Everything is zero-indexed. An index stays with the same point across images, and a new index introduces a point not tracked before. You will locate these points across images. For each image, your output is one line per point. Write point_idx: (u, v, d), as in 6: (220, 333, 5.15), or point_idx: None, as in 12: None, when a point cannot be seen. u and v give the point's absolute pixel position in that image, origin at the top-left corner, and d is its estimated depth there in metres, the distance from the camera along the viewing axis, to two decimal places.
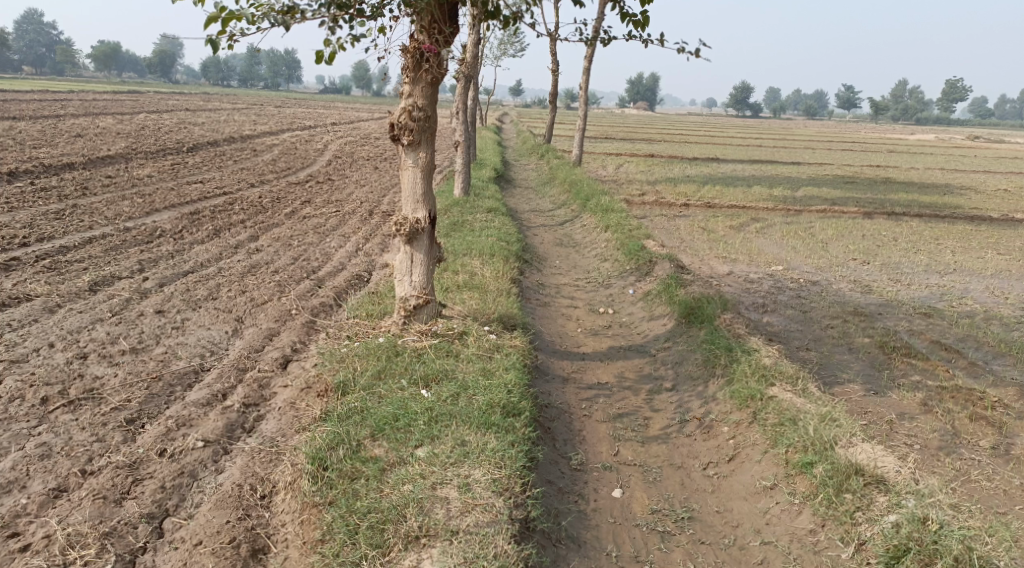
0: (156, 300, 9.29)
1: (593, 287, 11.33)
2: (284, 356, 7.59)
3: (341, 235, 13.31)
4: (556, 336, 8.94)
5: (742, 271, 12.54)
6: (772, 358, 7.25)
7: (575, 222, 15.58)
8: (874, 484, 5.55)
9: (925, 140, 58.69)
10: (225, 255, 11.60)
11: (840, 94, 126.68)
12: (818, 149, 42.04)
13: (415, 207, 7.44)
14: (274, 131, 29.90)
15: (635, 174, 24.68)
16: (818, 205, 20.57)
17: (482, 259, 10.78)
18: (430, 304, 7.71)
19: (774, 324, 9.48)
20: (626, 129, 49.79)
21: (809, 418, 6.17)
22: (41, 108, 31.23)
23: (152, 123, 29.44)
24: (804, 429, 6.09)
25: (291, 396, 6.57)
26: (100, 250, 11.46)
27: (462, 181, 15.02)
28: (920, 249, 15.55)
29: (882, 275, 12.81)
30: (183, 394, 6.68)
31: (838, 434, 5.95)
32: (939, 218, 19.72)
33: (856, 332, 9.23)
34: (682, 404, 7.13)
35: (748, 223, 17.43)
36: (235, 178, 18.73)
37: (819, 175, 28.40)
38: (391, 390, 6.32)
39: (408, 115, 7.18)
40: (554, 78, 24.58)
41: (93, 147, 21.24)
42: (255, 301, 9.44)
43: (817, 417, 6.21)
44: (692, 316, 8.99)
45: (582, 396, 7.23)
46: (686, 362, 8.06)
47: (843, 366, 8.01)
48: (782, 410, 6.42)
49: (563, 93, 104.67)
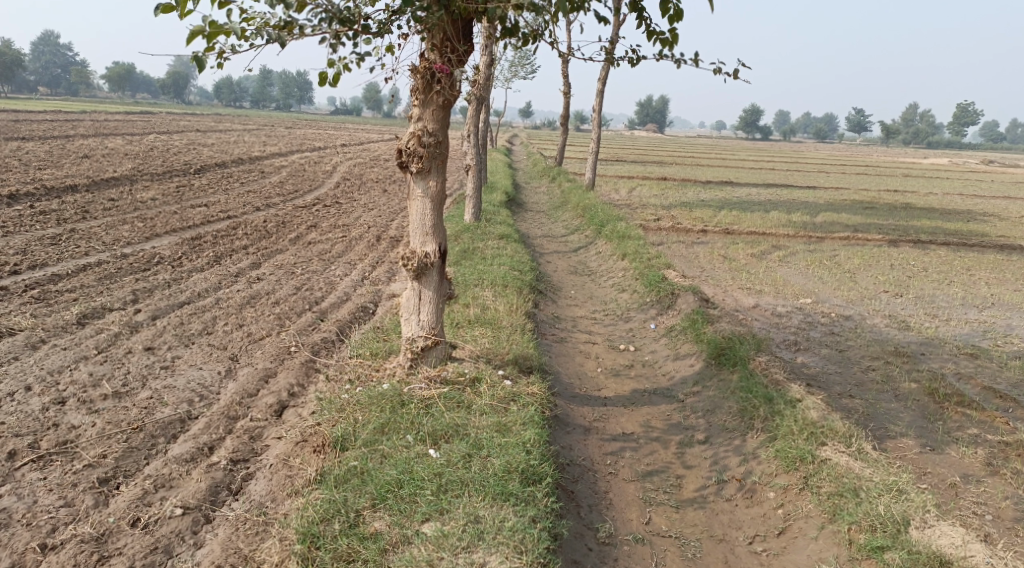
0: (147, 335, 8.66)
1: (611, 321, 10.66)
2: (280, 402, 6.94)
3: (346, 263, 12.69)
4: (575, 377, 8.26)
5: (769, 303, 11.87)
6: (820, 411, 6.57)
7: (590, 249, 14.94)
8: None
9: (945, 165, 57.85)
10: (225, 285, 10.98)
11: (852, 118, 126.27)
12: (832, 172, 41.34)
13: (424, 240, 6.81)
14: (283, 152, 29.43)
15: (649, 198, 24.09)
16: (840, 232, 19.89)
17: (494, 290, 10.12)
18: (440, 346, 7.05)
19: (811, 365, 8.82)
20: (636, 151, 49.23)
21: (874, 491, 5.52)
22: (50, 128, 30.89)
23: (160, 143, 29.05)
24: (867, 504, 5.45)
25: (285, 451, 5.91)
26: (94, 279, 10.87)
27: (473, 205, 14.40)
28: (952, 279, 14.85)
29: (917, 310, 12.14)
30: (167, 447, 6.03)
31: (911, 511, 5.31)
32: (967, 246, 19.01)
33: (901, 377, 8.56)
34: (718, 460, 6.44)
35: (769, 250, 16.75)
36: (240, 200, 18.20)
37: (837, 200, 27.75)
38: (396, 448, 5.66)
39: (416, 140, 6.59)
40: (566, 100, 24.04)
41: (97, 168, 20.80)
42: (253, 337, 8.80)
43: (882, 488, 5.55)
44: (722, 357, 8.29)
45: (606, 450, 6.54)
46: (718, 411, 7.39)
47: (892, 419, 7.33)
48: (838, 477, 5.76)
49: (574, 114, 104.26)
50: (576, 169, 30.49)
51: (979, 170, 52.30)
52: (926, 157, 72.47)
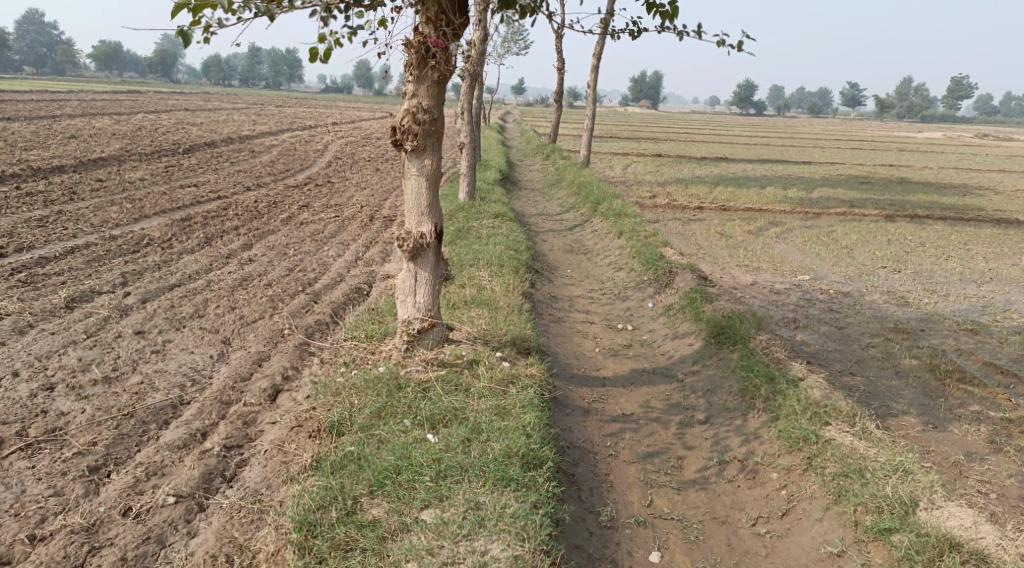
0: (138, 319, 8.51)
1: (608, 300, 10.54)
2: (274, 386, 6.81)
3: (340, 243, 12.53)
4: (573, 357, 8.15)
5: (767, 280, 11.78)
6: (822, 390, 6.49)
7: (586, 227, 14.79)
8: (974, 562, 4.83)
9: (936, 139, 57.73)
10: (217, 267, 10.81)
11: (845, 93, 125.81)
12: (826, 147, 41.15)
13: (419, 220, 6.66)
14: (273, 131, 29.09)
15: (644, 175, 23.91)
16: (837, 207, 19.77)
17: (490, 270, 9.99)
18: (437, 328, 6.93)
19: (811, 343, 8.74)
20: (629, 128, 48.90)
21: (881, 472, 5.45)
22: (37, 108, 30.44)
23: (149, 123, 28.67)
24: (873, 485, 5.39)
25: (280, 437, 5.79)
26: (83, 261, 10.69)
27: (467, 184, 14.22)
28: (950, 255, 14.77)
29: (915, 286, 12.05)
30: (159, 434, 5.91)
31: (918, 492, 5.25)
32: (964, 221, 18.93)
33: (902, 354, 8.50)
34: (719, 441, 6.36)
35: (766, 227, 16.63)
36: (231, 180, 17.96)
37: (833, 175, 27.61)
38: (392, 432, 5.55)
39: (411, 118, 6.41)
40: (560, 76, 23.77)
41: (85, 149, 20.51)
42: (245, 320, 8.66)
43: (888, 469, 5.48)
44: (722, 336, 8.20)
45: (606, 432, 6.45)
46: (718, 391, 7.30)
47: (894, 397, 7.27)
48: (843, 457, 5.70)
49: (566, 90, 103.54)
50: (569, 146, 30.23)
51: (972, 144, 52.22)
52: (919, 131, 72.26)
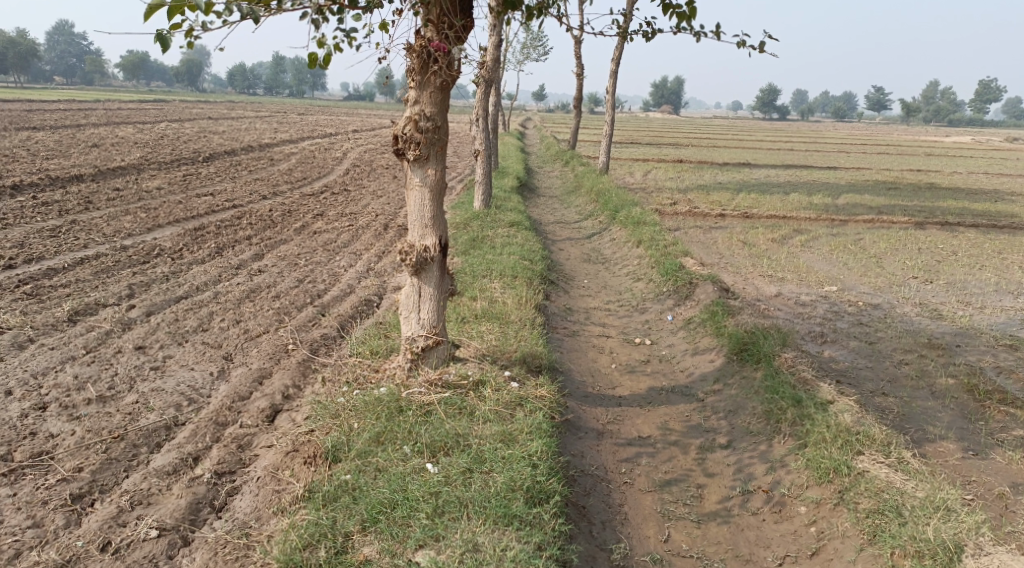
0: (140, 333, 8.25)
1: (626, 312, 10.15)
2: (273, 406, 6.51)
3: (352, 253, 12.25)
4: (587, 374, 7.79)
5: (792, 292, 11.34)
6: (853, 414, 6.08)
7: (604, 235, 14.41)
8: None
9: (962, 143, 56.80)
10: (225, 278, 10.56)
11: (870, 97, 124.34)
12: (852, 152, 40.40)
13: (423, 233, 6.35)
14: (293, 139, 29.00)
15: (665, 181, 23.48)
16: (864, 214, 19.23)
17: (502, 282, 9.64)
18: (442, 346, 6.60)
19: (839, 359, 8.31)
20: (648, 134, 48.51)
21: (921, 512, 5.04)
22: (61, 118, 30.61)
23: (171, 132, 28.69)
24: (912, 525, 4.98)
25: (274, 462, 5.48)
26: (90, 272, 10.48)
27: (483, 192, 13.89)
28: (984, 264, 14.21)
29: (948, 297, 11.56)
30: (149, 457, 5.63)
31: (964, 535, 4.85)
32: (996, 229, 18.32)
33: (937, 372, 8.07)
34: (742, 468, 5.97)
35: (790, 235, 16.15)
36: (247, 189, 17.79)
37: (859, 181, 27.00)
38: (390, 460, 5.24)
39: (413, 126, 6.10)
40: (579, 81, 23.44)
41: (105, 157, 20.46)
42: (249, 334, 8.37)
43: (928, 508, 5.08)
44: (745, 352, 7.79)
45: (621, 458, 6.09)
46: (741, 412, 6.91)
47: (929, 421, 6.85)
48: (878, 492, 5.30)
49: (588, 96, 103.05)
50: (589, 152, 29.85)
51: (1002, 148, 51.11)
52: (946, 136, 71.06)
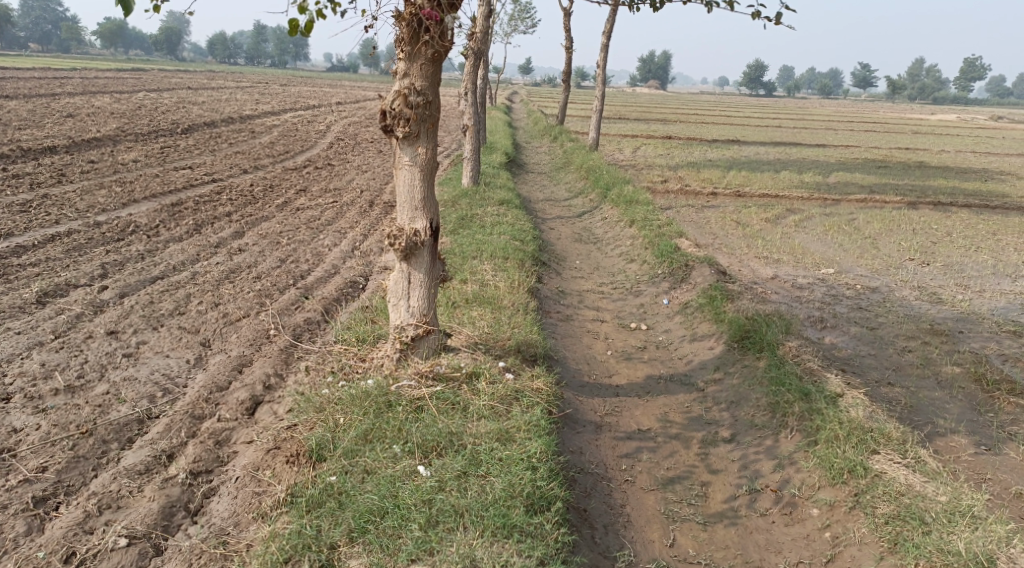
0: (112, 317, 7.84)
1: (620, 295, 9.82)
2: (253, 398, 6.15)
3: (336, 231, 11.83)
4: (582, 362, 7.47)
5: (788, 274, 11.07)
6: (864, 409, 5.84)
7: (595, 214, 14.06)
8: None
9: (948, 122, 56.76)
10: (204, 257, 10.12)
11: (856, 74, 124.10)
12: (840, 130, 40.13)
13: (413, 215, 5.98)
14: (276, 111, 28.28)
15: (655, 158, 23.10)
16: (856, 193, 18.98)
17: (493, 263, 9.27)
18: (433, 335, 6.27)
19: (841, 346, 8.05)
20: (635, 109, 48.01)
21: (946, 521, 4.84)
22: (36, 86, 29.70)
23: (150, 102, 27.90)
24: (938, 535, 4.77)
25: (254, 461, 5.19)
26: (61, 251, 10.01)
27: (471, 168, 13.48)
28: (979, 245, 13.99)
29: (947, 280, 11.32)
30: (119, 455, 5.32)
31: (992, 546, 4.64)
32: (989, 209, 18.13)
33: (942, 360, 7.83)
34: (748, 465, 5.71)
35: (784, 214, 15.87)
36: (227, 163, 17.24)
37: (849, 159, 26.74)
38: (379, 461, 4.97)
39: (403, 100, 5.70)
40: (568, 55, 22.94)
41: (80, 128, 19.77)
42: (228, 318, 7.98)
43: (952, 517, 4.88)
44: (746, 340, 7.50)
45: (620, 453, 5.82)
46: (744, 403, 6.63)
47: (938, 413, 6.61)
48: (897, 497, 5.08)
49: (575, 70, 101.99)
50: (577, 127, 29.39)
51: (989, 127, 51.04)
52: (931, 114, 71.06)
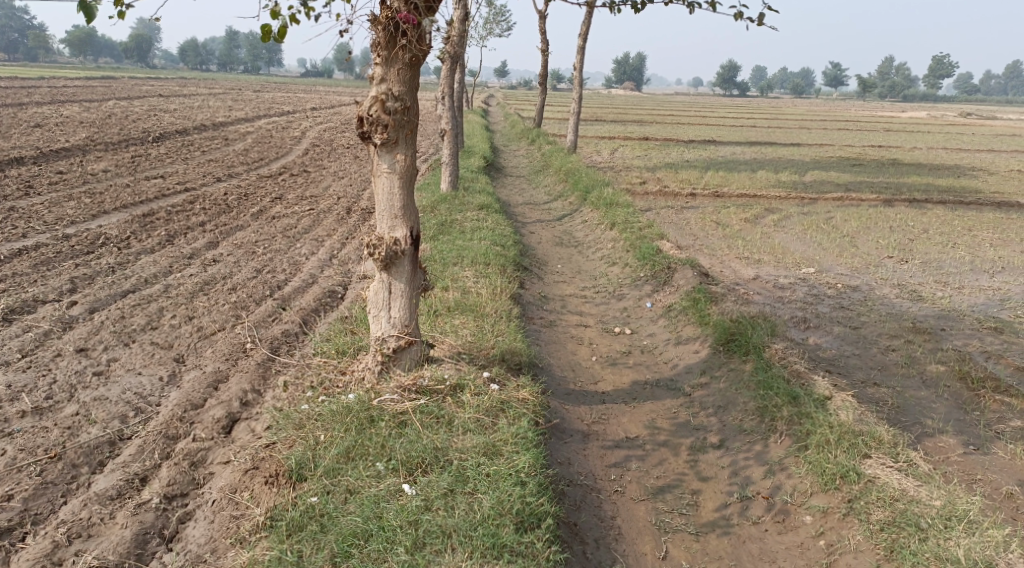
0: (82, 333, 7.62)
1: (603, 298, 9.72)
2: (230, 416, 6.00)
3: (314, 239, 11.64)
4: (567, 369, 7.36)
5: (770, 274, 11.03)
6: (854, 411, 5.81)
7: (575, 217, 13.97)
8: None
9: (918, 119, 57.43)
10: (177, 269, 9.90)
11: (827, 73, 125.37)
12: (814, 129, 40.45)
13: (392, 224, 5.84)
14: (250, 118, 27.96)
15: (632, 159, 23.10)
16: (833, 192, 19.05)
17: (474, 270, 9.15)
18: (415, 346, 6.13)
19: (826, 346, 8.01)
20: (611, 111, 48.12)
21: (943, 527, 4.80)
22: (4, 96, 29.17)
23: (121, 110, 27.49)
24: (935, 542, 4.73)
25: (231, 483, 5.13)
26: (30, 265, 9.76)
27: (449, 173, 13.34)
28: (956, 242, 14.07)
29: (926, 277, 11.34)
30: (89, 479, 5.26)
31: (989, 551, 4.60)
32: (964, 205, 18.26)
33: (927, 359, 7.80)
34: (738, 471, 5.67)
35: (763, 214, 15.88)
36: (201, 171, 16.98)
37: (824, 157, 26.90)
38: (362, 480, 4.89)
39: (380, 106, 5.57)
40: (544, 58, 22.87)
41: (49, 138, 19.39)
42: (203, 332, 7.78)
43: (948, 521, 4.84)
44: (732, 342, 7.43)
45: (609, 463, 5.75)
46: (731, 407, 6.55)
47: (925, 414, 6.58)
48: (892, 502, 5.04)
49: (550, 72, 102.17)
50: (554, 130, 29.36)
51: (959, 124, 51.66)
52: (902, 111, 71.94)
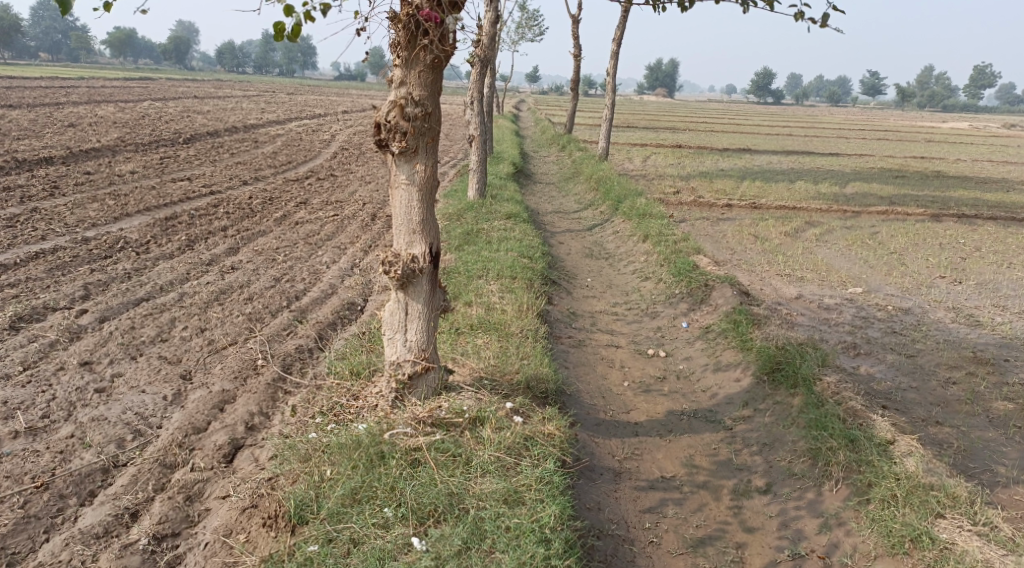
0: (88, 345, 7.19)
1: (635, 316, 9.15)
2: (233, 442, 5.53)
3: (336, 246, 11.21)
4: (597, 395, 6.80)
5: (814, 293, 10.39)
6: (922, 460, 5.49)
7: (606, 227, 13.42)
8: None
9: (959, 129, 55.91)
10: (194, 276, 9.49)
11: (865, 81, 123.11)
12: (853, 138, 39.38)
13: (410, 240, 5.36)
14: (281, 120, 27.73)
15: (665, 167, 22.45)
16: (876, 205, 18.25)
17: (500, 284, 8.63)
18: (432, 372, 5.64)
19: (880, 377, 7.39)
20: (642, 117, 47.34)
21: None
22: (41, 95, 29.28)
23: (154, 111, 27.43)
24: None
25: (226, 523, 4.79)
26: (43, 269, 9.40)
27: (477, 181, 12.85)
28: (1011, 262, 13.27)
29: (982, 300, 10.61)
30: (76, 512, 4.87)
31: None
32: (1015, 222, 17.37)
33: (992, 395, 7.14)
34: (788, 523, 5.32)
35: (803, 227, 15.18)
36: (228, 174, 16.66)
37: (865, 168, 25.99)
38: (367, 529, 4.56)
39: (399, 111, 5.08)
40: (577, 62, 22.33)
41: (80, 138, 19.24)
42: (214, 346, 7.32)
43: None
44: (777, 372, 6.83)
45: (643, 507, 5.35)
46: (778, 447, 5.98)
47: (996, 459, 6.04)
48: None
49: (582, 77, 101.42)
50: (585, 136, 28.78)
51: (1004, 135, 50.08)
52: (942, 121, 70.29)
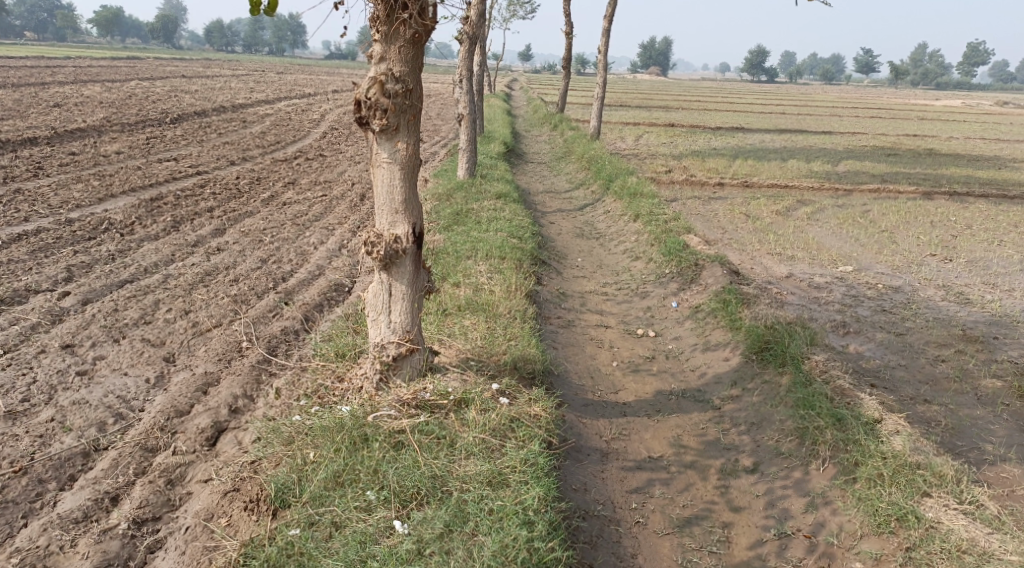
0: (70, 328, 7.10)
1: (625, 296, 9.09)
2: (216, 425, 5.46)
3: (324, 227, 11.10)
4: (585, 376, 6.75)
5: (804, 272, 10.35)
6: (908, 439, 5.47)
7: (597, 207, 13.32)
8: None
9: (953, 106, 55.79)
10: (179, 257, 9.37)
11: (859, 59, 122.61)
12: (846, 116, 39.24)
13: (392, 220, 5.28)
14: (270, 100, 27.42)
15: (658, 146, 22.31)
16: (868, 183, 18.19)
17: (488, 264, 8.54)
18: (417, 354, 5.58)
19: (869, 355, 7.36)
20: (635, 95, 47.07)
21: None
22: (27, 75, 28.91)
23: (142, 91, 27.06)
24: None
25: (207, 507, 4.75)
26: (25, 250, 9.26)
27: (467, 160, 12.72)
28: (1003, 239, 13.24)
29: (973, 278, 10.58)
30: (55, 497, 4.82)
31: None
32: (1007, 200, 17.33)
33: (980, 372, 7.13)
34: (775, 502, 5.31)
35: (795, 206, 15.10)
36: (215, 154, 16.45)
37: (857, 146, 25.90)
38: (349, 512, 4.52)
39: (379, 88, 4.98)
40: (569, 40, 22.11)
41: (65, 119, 18.96)
42: (198, 328, 7.23)
43: None
44: (766, 351, 6.79)
45: (629, 488, 5.33)
46: (766, 426, 5.95)
47: (983, 437, 6.03)
48: (958, 553, 4.74)
49: (575, 55, 100.72)
50: (577, 115, 28.57)
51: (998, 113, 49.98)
52: (934, 99, 70.09)
